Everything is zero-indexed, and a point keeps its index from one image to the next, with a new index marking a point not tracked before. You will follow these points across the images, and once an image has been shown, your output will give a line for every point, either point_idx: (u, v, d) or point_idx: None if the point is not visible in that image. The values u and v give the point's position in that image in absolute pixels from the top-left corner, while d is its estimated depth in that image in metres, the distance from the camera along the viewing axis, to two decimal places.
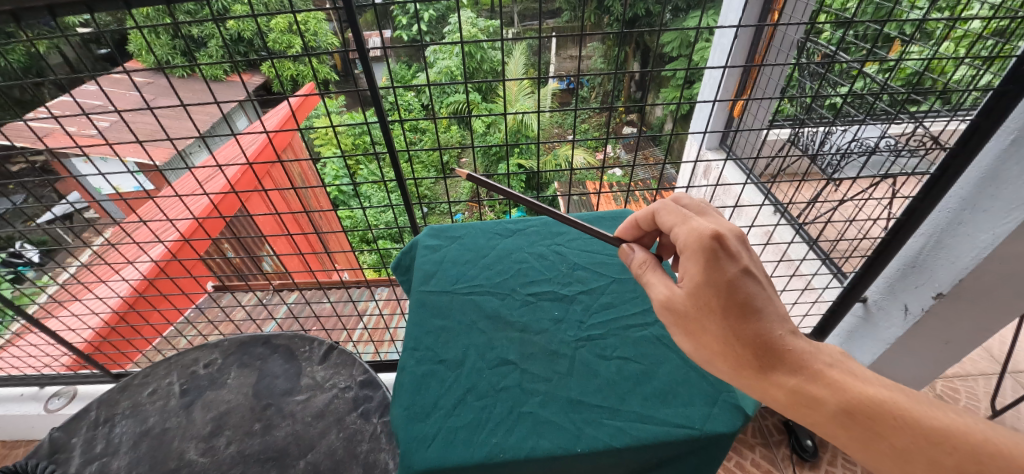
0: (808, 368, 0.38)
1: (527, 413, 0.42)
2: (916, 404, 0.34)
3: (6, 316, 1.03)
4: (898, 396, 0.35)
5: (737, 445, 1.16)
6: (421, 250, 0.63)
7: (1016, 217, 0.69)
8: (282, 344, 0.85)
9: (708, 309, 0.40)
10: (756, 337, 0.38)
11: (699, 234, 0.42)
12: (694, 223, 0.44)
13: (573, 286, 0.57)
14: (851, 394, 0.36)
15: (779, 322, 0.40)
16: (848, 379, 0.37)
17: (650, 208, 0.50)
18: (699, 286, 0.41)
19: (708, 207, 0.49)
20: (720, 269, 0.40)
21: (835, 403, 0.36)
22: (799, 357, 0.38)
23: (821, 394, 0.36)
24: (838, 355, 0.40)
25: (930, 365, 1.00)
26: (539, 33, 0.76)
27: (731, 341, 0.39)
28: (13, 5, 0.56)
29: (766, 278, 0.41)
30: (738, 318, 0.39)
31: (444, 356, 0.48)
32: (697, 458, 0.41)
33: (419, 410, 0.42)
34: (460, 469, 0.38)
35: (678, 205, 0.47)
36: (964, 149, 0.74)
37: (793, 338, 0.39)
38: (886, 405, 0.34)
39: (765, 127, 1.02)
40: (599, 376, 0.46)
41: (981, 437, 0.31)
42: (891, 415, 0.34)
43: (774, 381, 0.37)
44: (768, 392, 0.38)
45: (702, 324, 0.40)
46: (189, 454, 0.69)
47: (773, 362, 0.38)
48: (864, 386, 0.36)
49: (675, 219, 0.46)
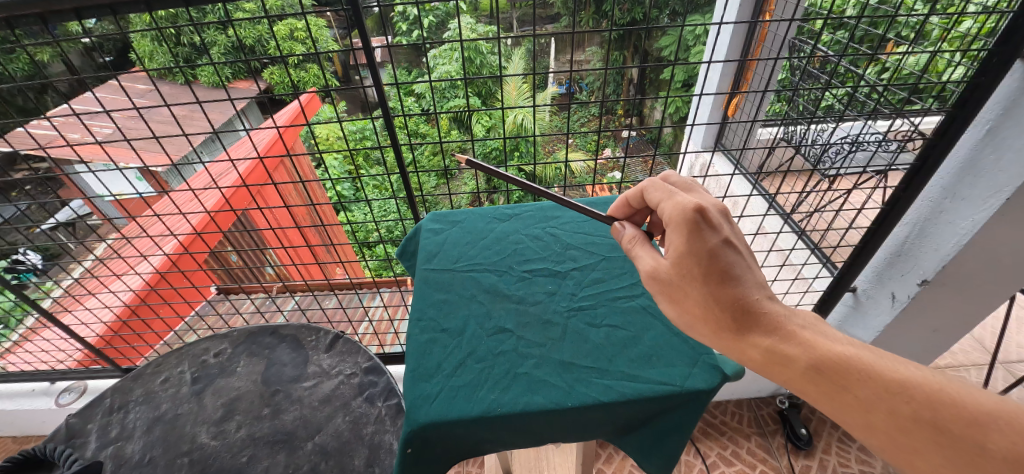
0: (782, 330, 0.41)
1: (522, 374, 0.45)
2: (877, 360, 0.38)
3: (21, 311, 1.07)
4: (863, 353, 0.38)
5: (732, 435, 1.18)
6: (425, 233, 0.66)
7: (994, 202, 0.72)
8: (289, 334, 0.88)
9: (690, 277, 0.43)
10: (734, 302, 0.42)
11: (682, 208, 0.45)
12: (678, 199, 0.47)
13: (566, 264, 0.60)
14: (820, 352, 0.39)
15: (757, 288, 0.43)
16: (818, 339, 0.40)
17: (640, 186, 0.52)
18: (682, 256, 0.44)
19: (695, 185, 0.52)
20: (701, 239, 0.43)
21: (805, 360, 0.38)
22: (774, 319, 0.41)
23: (793, 353, 0.39)
24: (811, 319, 0.43)
25: (917, 352, 1.03)
26: (537, 33, 0.80)
27: (711, 306, 0.42)
28: (41, 9, 0.59)
29: (745, 249, 0.45)
30: (717, 284, 0.42)
31: (445, 326, 0.51)
32: (680, 414, 0.44)
33: (423, 372, 0.46)
34: (460, 422, 0.41)
35: (665, 182, 0.50)
36: (940, 140, 0.77)
37: (769, 302, 0.42)
38: (852, 361, 0.38)
39: (758, 120, 1.06)
40: (590, 342, 0.49)
41: (935, 388, 0.35)
42: (855, 369, 0.37)
43: (750, 342, 0.40)
44: (745, 352, 0.41)
45: (686, 292, 0.44)
46: (201, 438, 0.71)
47: (749, 324, 0.41)
48: (832, 345, 0.39)
49: (661, 195, 0.49)
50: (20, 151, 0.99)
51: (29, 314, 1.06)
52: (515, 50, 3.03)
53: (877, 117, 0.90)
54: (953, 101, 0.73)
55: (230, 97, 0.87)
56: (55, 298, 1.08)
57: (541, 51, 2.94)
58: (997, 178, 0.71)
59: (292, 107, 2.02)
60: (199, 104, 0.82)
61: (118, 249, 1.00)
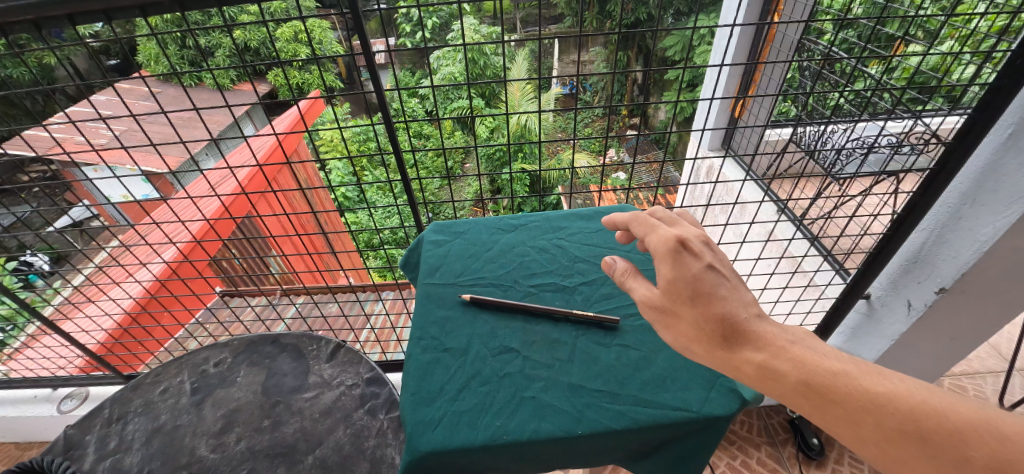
0: (772, 345, 0.38)
1: (529, 398, 0.43)
2: (866, 373, 0.36)
3: (23, 318, 1.06)
4: (850, 368, 0.36)
5: (743, 444, 1.16)
6: (427, 245, 0.64)
7: (1016, 209, 0.69)
8: (291, 343, 0.87)
9: (680, 303, 0.41)
10: (724, 321, 0.40)
11: (663, 240, 0.44)
12: (659, 231, 0.46)
13: (573, 278, 0.58)
14: (809, 366, 0.36)
15: (745, 307, 0.41)
16: (810, 355, 0.37)
17: (624, 219, 0.51)
18: (670, 282, 0.42)
19: (678, 215, 0.51)
20: (685, 266, 0.42)
21: (796, 375, 0.36)
22: (764, 336, 0.39)
23: (783, 368, 0.37)
24: (801, 334, 0.40)
25: (935, 360, 1.00)
26: (542, 37, 0.78)
27: (702, 327, 0.40)
28: (35, 15, 0.59)
29: (732, 273, 0.43)
30: (705, 306, 0.40)
31: (448, 345, 0.49)
32: (696, 440, 0.42)
33: (425, 396, 0.44)
34: (464, 451, 0.39)
35: (647, 214, 0.49)
36: (961, 143, 0.75)
37: (757, 320, 0.40)
38: (839, 376, 0.35)
39: (769, 122, 1.03)
40: (599, 363, 0.47)
41: (919, 398, 0.33)
42: (843, 384, 0.35)
43: (742, 358, 0.38)
44: (735, 369, 0.38)
45: (676, 317, 0.42)
46: (200, 450, 0.70)
47: (738, 340, 0.39)
48: (821, 360, 0.37)
49: (643, 231, 0.48)
50: (23, 157, 0.98)
51: (31, 321, 1.06)
52: (519, 52, 3.02)
53: (891, 119, 0.88)
54: (975, 103, 0.71)
55: (229, 102, 0.85)
56: (56, 305, 1.07)
57: (545, 52, 2.92)
58: (1018, 184, 0.68)
59: (295, 109, 2.01)
60: (198, 110, 0.80)
61: (118, 257, 0.99)
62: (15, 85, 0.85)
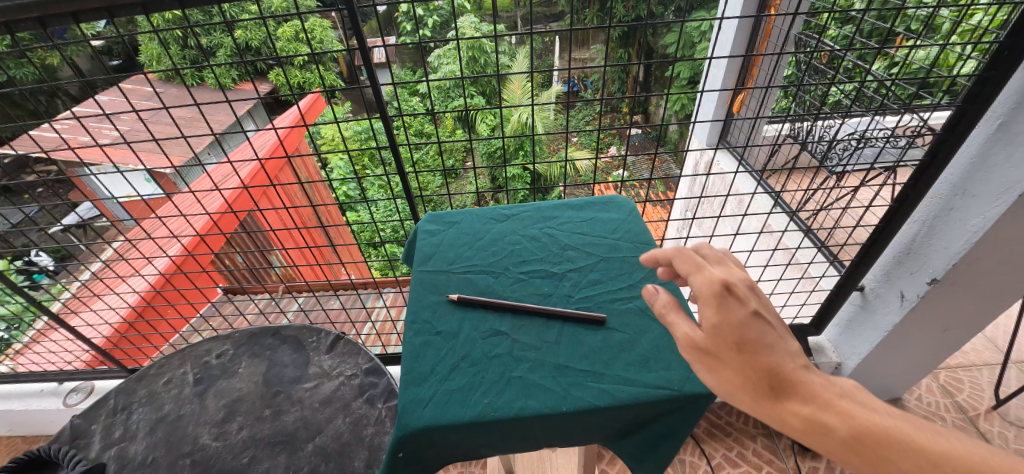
0: (819, 397, 0.35)
1: (517, 377, 0.44)
2: (922, 429, 0.33)
3: (31, 313, 1.08)
4: (905, 422, 0.33)
5: (738, 436, 1.17)
6: (421, 234, 0.65)
7: (1005, 200, 0.70)
8: (291, 335, 0.89)
9: (726, 351, 0.38)
10: (773, 374, 0.36)
11: (710, 282, 0.40)
12: (706, 270, 0.42)
13: (563, 265, 0.59)
14: (859, 421, 0.34)
15: (792, 356, 0.37)
16: (859, 408, 0.34)
17: (665, 254, 0.46)
18: (714, 328, 0.38)
19: (724, 251, 0.46)
20: (731, 311, 0.38)
21: (845, 431, 0.33)
22: (811, 387, 0.36)
23: (832, 423, 0.34)
24: (850, 383, 0.37)
25: (929, 351, 1.01)
26: (536, 32, 0.79)
27: (746, 376, 0.36)
28: (38, 13, 0.60)
29: (780, 319, 0.39)
30: (754, 356, 0.37)
31: (440, 328, 0.50)
32: (679, 419, 0.44)
33: (416, 376, 0.45)
34: (453, 427, 0.41)
35: (691, 251, 0.44)
36: (951, 134, 0.76)
37: (806, 371, 0.37)
38: (892, 434, 0.33)
39: (765, 115, 1.03)
40: (586, 345, 0.48)
41: (985, 459, 0.30)
42: (898, 442, 0.32)
43: (787, 411, 0.35)
44: (781, 422, 0.35)
45: (722, 365, 0.38)
46: (203, 438, 0.72)
47: (785, 391, 0.36)
48: (872, 415, 0.34)
49: (686, 265, 0.44)
50: (27, 155, 0.98)
51: (39, 316, 1.07)
52: (519, 50, 3.03)
53: (885, 113, 0.88)
54: (964, 95, 0.72)
55: (229, 101, 0.86)
56: (63, 300, 1.08)
57: (544, 50, 2.93)
58: (1007, 175, 0.69)
59: (295, 108, 2.01)
60: (199, 107, 0.81)
61: (121, 253, 1.01)
62: (20, 83, 0.85)
